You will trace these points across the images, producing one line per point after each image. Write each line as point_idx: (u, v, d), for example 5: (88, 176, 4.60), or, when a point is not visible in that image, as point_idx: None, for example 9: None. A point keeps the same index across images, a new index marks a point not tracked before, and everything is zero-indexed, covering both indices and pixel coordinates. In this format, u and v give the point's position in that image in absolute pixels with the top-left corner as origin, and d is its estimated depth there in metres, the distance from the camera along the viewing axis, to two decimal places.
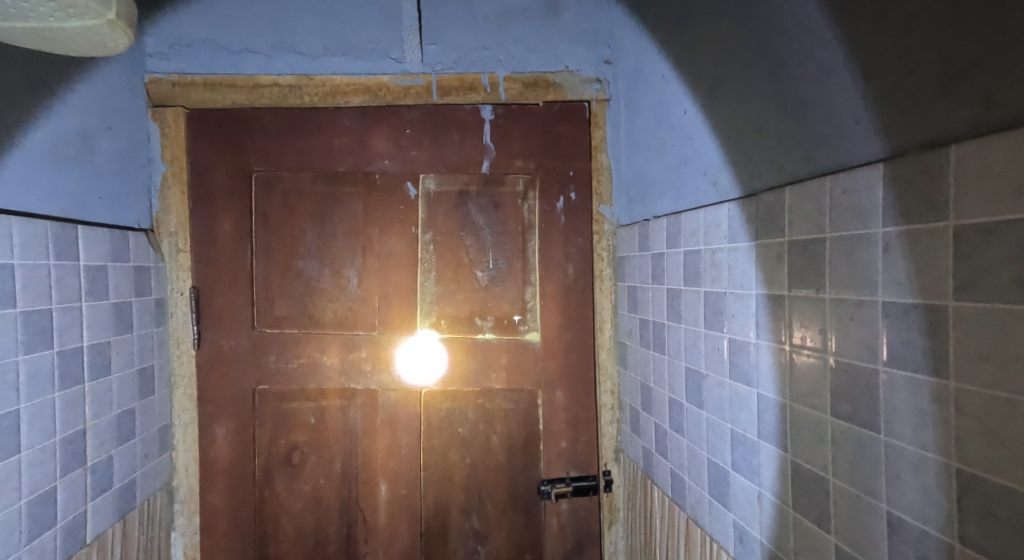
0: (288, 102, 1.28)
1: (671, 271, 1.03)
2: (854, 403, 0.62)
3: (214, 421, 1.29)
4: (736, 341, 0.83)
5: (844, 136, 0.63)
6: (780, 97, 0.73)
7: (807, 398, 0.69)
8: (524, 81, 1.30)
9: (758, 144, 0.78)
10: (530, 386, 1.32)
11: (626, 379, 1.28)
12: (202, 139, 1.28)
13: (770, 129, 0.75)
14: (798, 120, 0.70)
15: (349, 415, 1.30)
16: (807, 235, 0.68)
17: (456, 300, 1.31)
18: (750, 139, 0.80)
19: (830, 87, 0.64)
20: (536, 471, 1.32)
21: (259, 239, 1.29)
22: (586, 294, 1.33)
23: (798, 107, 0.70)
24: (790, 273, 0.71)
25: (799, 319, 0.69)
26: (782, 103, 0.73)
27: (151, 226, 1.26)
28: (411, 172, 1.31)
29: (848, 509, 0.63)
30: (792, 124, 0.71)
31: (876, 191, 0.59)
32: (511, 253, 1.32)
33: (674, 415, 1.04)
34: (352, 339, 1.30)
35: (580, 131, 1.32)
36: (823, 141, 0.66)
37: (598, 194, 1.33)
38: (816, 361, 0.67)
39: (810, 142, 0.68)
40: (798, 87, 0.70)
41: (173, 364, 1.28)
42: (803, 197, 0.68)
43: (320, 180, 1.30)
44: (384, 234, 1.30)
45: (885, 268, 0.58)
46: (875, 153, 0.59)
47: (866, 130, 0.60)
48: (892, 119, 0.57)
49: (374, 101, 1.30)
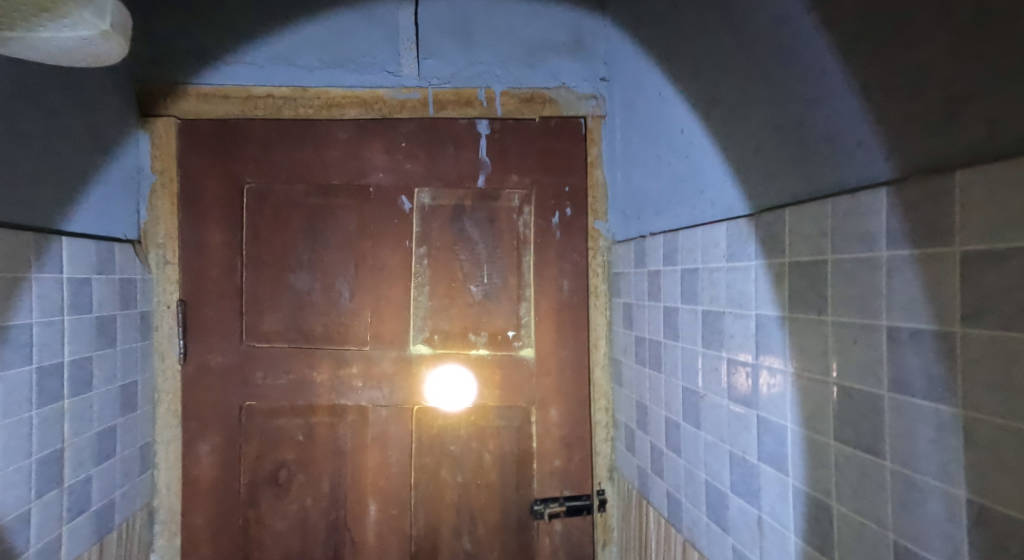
0: (283, 114, 1.27)
1: (668, 288, 1.03)
2: (857, 427, 0.61)
3: (198, 438, 1.25)
4: (729, 361, 0.83)
5: (848, 156, 0.62)
6: (779, 119, 0.73)
7: (809, 421, 0.67)
8: (520, 97, 1.30)
9: (756, 164, 0.78)
10: (524, 403, 1.30)
11: (620, 397, 1.28)
12: (193, 150, 1.26)
13: (768, 148, 0.75)
14: (799, 139, 0.70)
15: (338, 432, 1.28)
16: (807, 256, 0.67)
17: (450, 315, 1.30)
18: (747, 160, 0.80)
19: (834, 107, 0.64)
20: (529, 491, 1.30)
21: (249, 252, 1.27)
22: (581, 310, 1.32)
23: (796, 128, 0.70)
24: (791, 294, 0.70)
25: (799, 340, 0.69)
26: (781, 125, 0.73)
27: (138, 237, 1.23)
28: (406, 186, 1.30)
29: (853, 538, 0.62)
30: (794, 145, 0.71)
31: (881, 214, 0.58)
32: (505, 268, 1.31)
33: (670, 434, 1.03)
34: (343, 354, 1.28)
35: (576, 147, 1.32)
36: (823, 163, 0.66)
37: (593, 210, 1.33)
38: (817, 384, 0.66)
39: (811, 162, 0.68)
40: (797, 110, 0.70)
41: (158, 380, 1.24)
42: (803, 218, 0.68)
43: (313, 192, 1.28)
44: (379, 248, 1.29)
45: (887, 291, 0.57)
46: (883, 173, 0.58)
47: (869, 150, 0.60)
48: (896, 140, 0.57)
49: (369, 114, 1.29)
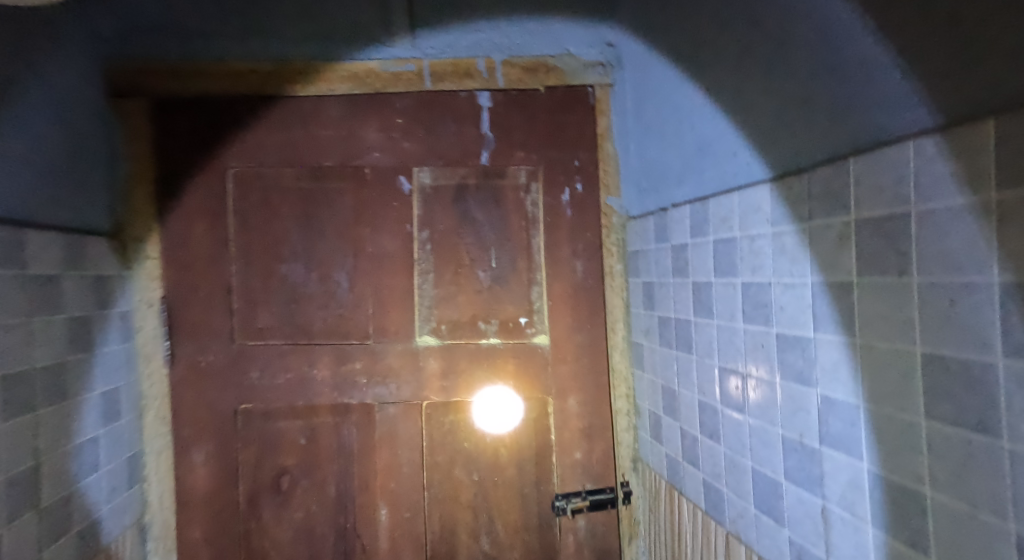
0: (268, 91, 1.17)
1: (698, 262, 0.95)
2: (954, 401, 0.53)
3: (191, 446, 1.13)
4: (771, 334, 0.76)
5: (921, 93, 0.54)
6: (821, 64, 0.65)
7: (889, 398, 0.59)
8: (522, 66, 1.21)
9: (797, 119, 0.70)
10: (540, 393, 1.24)
11: (642, 382, 1.20)
12: (170, 133, 1.16)
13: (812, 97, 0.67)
14: (850, 85, 0.61)
15: (343, 433, 1.18)
16: (880, 213, 0.59)
17: (457, 303, 1.23)
18: (784, 116, 0.72)
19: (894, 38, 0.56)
20: (549, 485, 1.23)
21: (238, 242, 1.16)
22: (597, 292, 1.25)
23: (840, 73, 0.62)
24: (865, 256, 0.61)
25: (882, 308, 0.60)
26: (824, 71, 0.64)
27: (115, 230, 1.11)
28: (406, 166, 1.22)
29: (954, 529, 0.54)
30: (841, 93, 0.63)
31: (983, 157, 0.49)
32: (515, 251, 1.25)
33: (705, 420, 0.95)
34: (344, 349, 1.18)
35: (584, 119, 1.25)
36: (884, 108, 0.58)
37: (604, 185, 1.26)
38: (899, 355, 0.58)
39: (870, 108, 0.59)
40: (841, 53, 0.62)
41: (143, 387, 1.12)
42: (874, 170, 0.60)
43: (304, 177, 1.19)
44: (378, 234, 1.20)
45: (989, 245, 0.49)
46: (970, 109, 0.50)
47: (945, 84, 0.52)
48: (980, 68, 0.49)
49: (362, 89, 1.20)
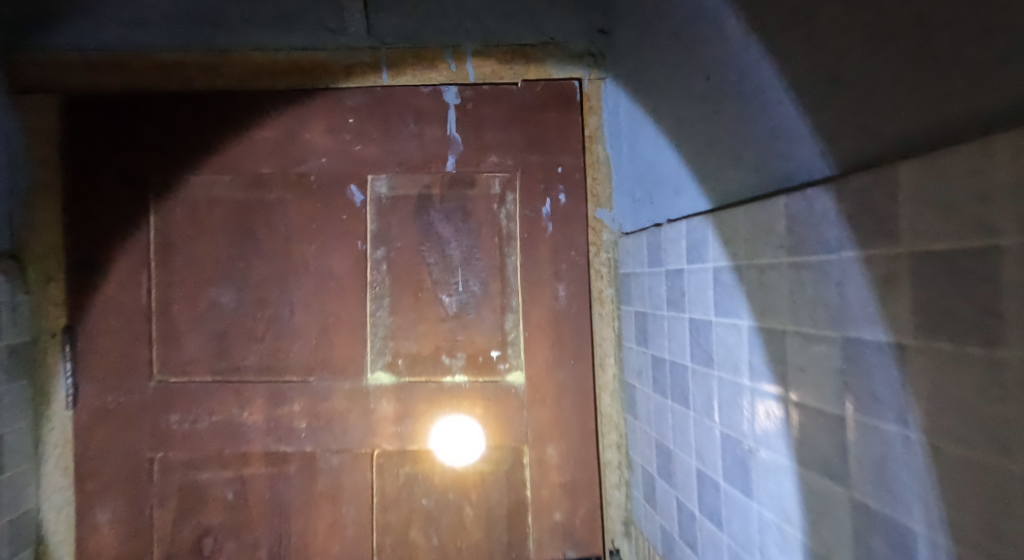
0: (197, 86, 1.01)
1: (695, 294, 0.74)
2: (894, 479, 0.43)
3: (96, 502, 0.98)
4: (766, 391, 0.59)
5: (873, 112, 0.44)
6: (762, 88, 0.59)
7: (967, 536, 0.37)
8: (498, 56, 1.04)
9: (744, 143, 0.63)
10: (514, 442, 1.04)
11: (635, 431, 1.00)
12: (80, 134, 0.99)
13: (745, 127, 0.63)
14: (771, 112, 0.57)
15: (278, 487, 1.01)
16: (953, 244, 0.37)
17: (417, 334, 1.04)
18: (738, 136, 0.65)
19: (856, 40, 0.45)
20: (522, 552, 1.03)
21: (159, 262, 1.00)
22: (583, 322, 1.06)
23: (781, 95, 0.55)
24: (880, 304, 0.43)
25: (859, 370, 0.46)
26: (782, 85, 0.55)
27: (13, 249, 0.96)
28: (358, 174, 1.04)
29: None
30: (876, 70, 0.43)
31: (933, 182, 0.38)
32: (486, 272, 1.05)
33: (705, 495, 0.74)
34: (281, 388, 1.01)
35: (570, 118, 1.06)
36: (832, 133, 0.49)
37: (593, 195, 1.07)
38: (986, 474, 0.35)
39: (820, 130, 0.50)
40: (835, 39, 0.48)
41: (40, 431, 0.97)
42: (937, 178, 0.37)
43: (239, 185, 1.02)
44: (324, 253, 1.03)
45: (944, 296, 0.38)
46: (919, 134, 0.40)
47: (896, 101, 0.42)
48: (932, 79, 0.39)
49: (308, 84, 1.03)
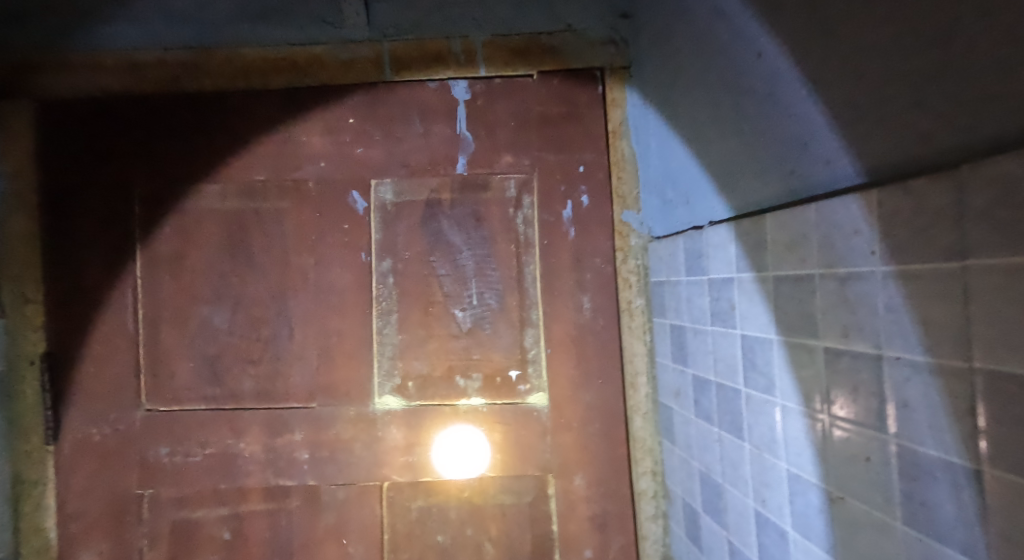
0: (182, 86, 0.92)
1: (745, 308, 0.63)
2: (956, 517, 0.39)
3: (78, 546, 0.89)
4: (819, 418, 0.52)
5: (961, 109, 0.37)
6: (784, 93, 0.54)
7: None
8: (510, 47, 0.94)
9: (787, 145, 0.55)
10: (537, 471, 0.95)
11: (671, 457, 0.91)
12: (57, 141, 0.91)
13: (762, 136, 0.59)
14: (790, 124, 0.54)
15: (280, 525, 0.92)
16: None
17: (428, 353, 0.95)
18: (779, 137, 0.56)
19: (875, 38, 0.42)
20: None
21: (144, 279, 0.91)
22: (609, 336, 0.97)
23: (807, 99, 0.51)
24: (969, 323, 0.37)
25: (918, 397, 0.41)
26: (840, 75, 0.47)
27: None
28: (360, 179, 0.95)
29: None
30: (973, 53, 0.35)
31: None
32: (502, 284, 0.97)
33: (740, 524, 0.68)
34: (280, 416, 0.92)
35: (590, 112, 0.97)
36: (906, 132, 0.41)
37: (618, 196, 0.97)
38: None
39: (891, 128, 0.42)
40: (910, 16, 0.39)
41: (16, 468, 0.87)
42: None
43: (231, 194, 0.93)
44: (324, 266, 0.94)
45: (995, 313, 0.35)
46: (972, 148, 0.36)
47: (944, 111, 0.38)
48: (990, 86, 0.35)
49: (303, 81, 0.94)
